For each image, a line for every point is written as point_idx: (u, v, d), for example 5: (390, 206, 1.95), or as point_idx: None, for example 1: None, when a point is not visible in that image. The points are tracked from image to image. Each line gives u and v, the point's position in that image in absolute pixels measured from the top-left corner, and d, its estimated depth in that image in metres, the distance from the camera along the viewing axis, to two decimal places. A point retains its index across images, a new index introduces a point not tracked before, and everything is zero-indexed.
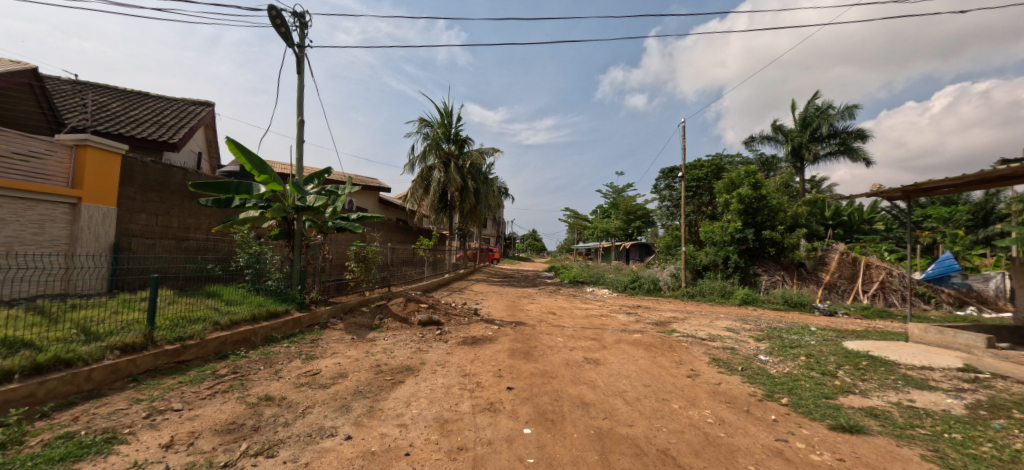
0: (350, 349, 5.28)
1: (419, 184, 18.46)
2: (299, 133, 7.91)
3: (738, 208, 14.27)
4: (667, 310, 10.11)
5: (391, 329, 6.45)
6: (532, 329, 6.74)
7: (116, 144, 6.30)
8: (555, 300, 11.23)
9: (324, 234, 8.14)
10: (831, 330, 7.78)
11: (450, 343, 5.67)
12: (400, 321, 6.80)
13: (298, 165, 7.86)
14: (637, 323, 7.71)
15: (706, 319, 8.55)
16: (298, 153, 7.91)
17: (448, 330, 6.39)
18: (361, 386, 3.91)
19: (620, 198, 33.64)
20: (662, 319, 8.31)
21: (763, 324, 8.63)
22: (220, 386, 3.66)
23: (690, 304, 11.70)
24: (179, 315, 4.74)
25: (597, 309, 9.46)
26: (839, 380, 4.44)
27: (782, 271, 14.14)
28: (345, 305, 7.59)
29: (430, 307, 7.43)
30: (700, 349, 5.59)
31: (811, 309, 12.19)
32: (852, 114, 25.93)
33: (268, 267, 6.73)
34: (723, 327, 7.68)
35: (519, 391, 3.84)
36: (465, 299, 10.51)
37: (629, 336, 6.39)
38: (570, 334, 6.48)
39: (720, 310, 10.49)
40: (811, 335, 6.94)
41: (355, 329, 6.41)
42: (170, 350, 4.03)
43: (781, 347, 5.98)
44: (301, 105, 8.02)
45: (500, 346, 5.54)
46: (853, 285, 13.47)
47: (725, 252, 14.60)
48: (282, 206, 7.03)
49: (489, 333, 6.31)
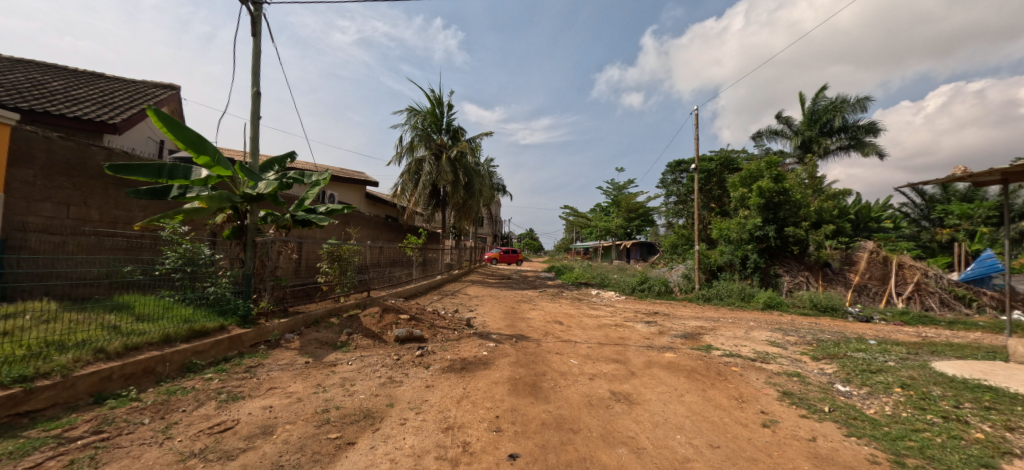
0: (296, 382, 3.91)
1: (408, 177, 17.12)
2: (253, 108, 6.54)
3: (758, 202, 12.99)
4: (690, 318, 8.78)
5: (359, 348, 5.09)
6: (537, 347, 5.40)
7: (6, 113, 4.98)
8: (559, 305, 9.86)
9: (286, 230, 6.77)
10: (894, 344, 6.48)
11: (432, 370, 4.34)
12: (371, 337, 5.43)
13: (252, 146, 6.50)
14: (663, 336, 6.39)
15: (741, 331, 7.23)
16: (253, 133, 6.54)
17: (431, 350, 5.04)
18: (288, 455, 2.55)
19: (621, 195, 32.34)
20: (690, 330, 7.00)
21: (807, 335, 7.34)
22: (51, 466, 2.29)
23: (711, 310, 10.44)
24: (42, 342, 3.37)
25: (611, 318, 8.15)
26: (979, 430, 3.13)
27: (805, 272, 12.94)
28: (309, 315, 6.20)
29: (411, 319, 6.04)
30: (760, 377, 4.27)
31: (844, 314, 10.94)
32: (864, 106, 24.88)
33: (205, 268, 5.32)
34: (766, 341, 6.39)
35: (528, 462, 2.50)
36: (457, 305, 9.14)
37: (661, 357, 5.04)
38: (586, 353, 5.14)
39: (748, 318, 9.19)
40: (882, 352, 5.64)
41: (312, 349, 5.02)
42: (3, 399, 2.68)
43: (858, 371, 4.66)
44: (257, 75, 6.66)
45: (497, 375, 4.19)
46: (885, 287, 12.22)
47: (743, 252, 13.31)
48: (221, 196, 5.67)
49: (483, 354, 4.95)
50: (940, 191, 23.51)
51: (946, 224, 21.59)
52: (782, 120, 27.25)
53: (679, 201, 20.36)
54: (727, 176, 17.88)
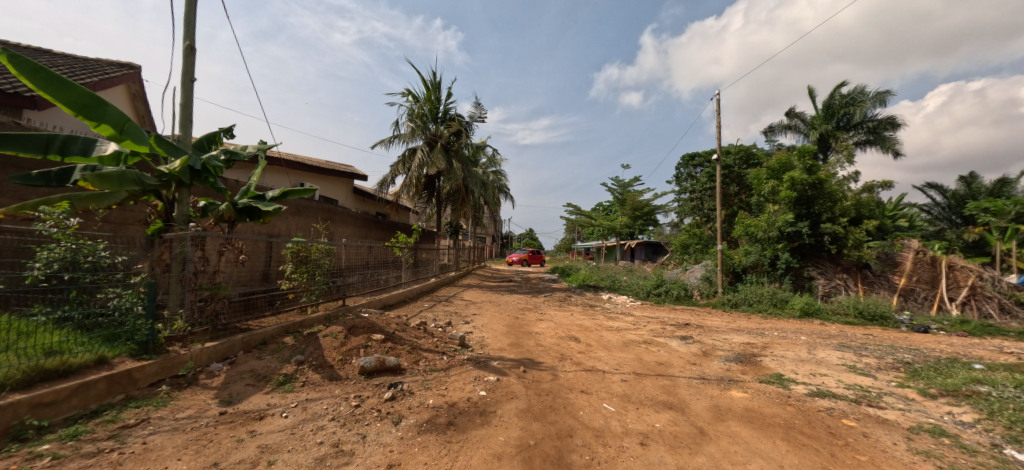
0: (180, 461, 2.43)
1: (400, 167, 15.80)
2: (186, 68, 5.12)
3: (791, 196, 11.51)
4: (729, 331, 7.34)
5: (307, 387, 3.64)
6: (554, 382, 3.95)
7: None
8: (570, 315, 8.44)
9: (230, 225, 5.40)
10: (1008, 369, 5.05)
11: (402, 429, 2.88)
12: (327, 369, 3.99)
13: (184, 115, 5.08)
14: (712, 360, 4.97)
15: (804, 349, 5.80)
16: (184, 99, 5.11)
17: (407, 389, 3.61)
18: None
19: (626, 193, 30.93)
20: (742, 350, 5.57)
21: (883, 355, 5.90)
22: None
23: (746, 321, 9.00)
24: None
25: (636, 332, 6.71)
26: None
27: (842, 274, 11.54)
28: (252, 336, 4.74)
29: (385, 340, 4.62)
30: (895, 441, 2.84)
31: (895, 323, 9.55)
32: (883, 99, 23.63)
33: (92, 274, 3.69)
34: (845, 368, 4.97)
35: None
36: (451, 315, 7.72)
37: (729, 398, 3.60)
38: (623, 394, 3.67)
39: (794, 331, 7.79)
40: (1013, 386, 4.21)
41: (236, 390, 3.55)
42: None
43: (1019, 423, 3.24)
44: (192, 25, 5.25)
45: (501, 441, 2.73)
46: (935, 291, 10.86)
47: (773, 251, 11.78)
48: (125, 174, 4.33)
49: (480, 395, 3.52)
50: (964, 188, 22.29)
51: (978, 221, 20.09)
52: (795, 114, 26.02)
53: (692, 197, 19.01)
54: (746, 170, 16.49)
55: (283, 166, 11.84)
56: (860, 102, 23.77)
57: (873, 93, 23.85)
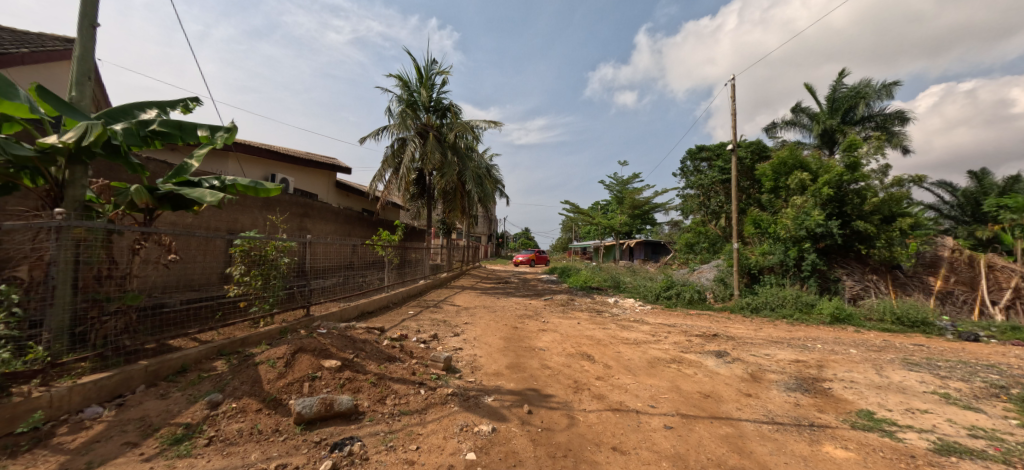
0: None
1: (389, 161, 14.58)
2: (87, 11, 3.97)
3: (819, 189, 10.47)
4: (765, 344, 6.24)
5: (210, 450, 2.44)
6: (571, 432, 2.80)
7: None
8: (576, 324, 7.34)
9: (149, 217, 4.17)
10: None
11: None
12: (249, 415, 2.81)
13: (79, 70, 3.87)
14: (770, 389, 3.86)
15: (870, 370, 4.68)
16: (82, 51, 3.91)
17: (358, 451, 2.43)
18: None
19: (626, 191, 29.93)
20: (798, 373, 4.45)
21: (962, 376, 4.83)
22: None
23: (775, 330, 7.90)
24: None
25: (659, 347, 5.59)
26: None
27: (871, 275, 10.53)
28: (164, 363, 3.54)
29: (342, 367, 3.45)
30: None
31: (939, 330, 8.51)
32: (891, 91, 22.75)
33: None
34: (940, 398, 3.86)
35: None
36: (438, 326, 6.55)
37: (834, 462, 2.45)
38: (675, 454, 2.52)
39: (835, 342, 6.72)
40: None
41: (96, 459, 2.34)
42: None
43: None
44: None
45: None
46: (976, 294, 9.86)
47: (799, 251, 10.70)
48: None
49: (468, 463, 2.34)
50: (975, 185, 21.51)
51: (995, 219, 19.25)
52: (800, 108, 25.11)
53: (698, 194, 18.02)
54: (758, 164, 15.50)
55: (232, 150, 9.94)
56: (867, 96, 22.90)
57: (881, 86, 22.95)
